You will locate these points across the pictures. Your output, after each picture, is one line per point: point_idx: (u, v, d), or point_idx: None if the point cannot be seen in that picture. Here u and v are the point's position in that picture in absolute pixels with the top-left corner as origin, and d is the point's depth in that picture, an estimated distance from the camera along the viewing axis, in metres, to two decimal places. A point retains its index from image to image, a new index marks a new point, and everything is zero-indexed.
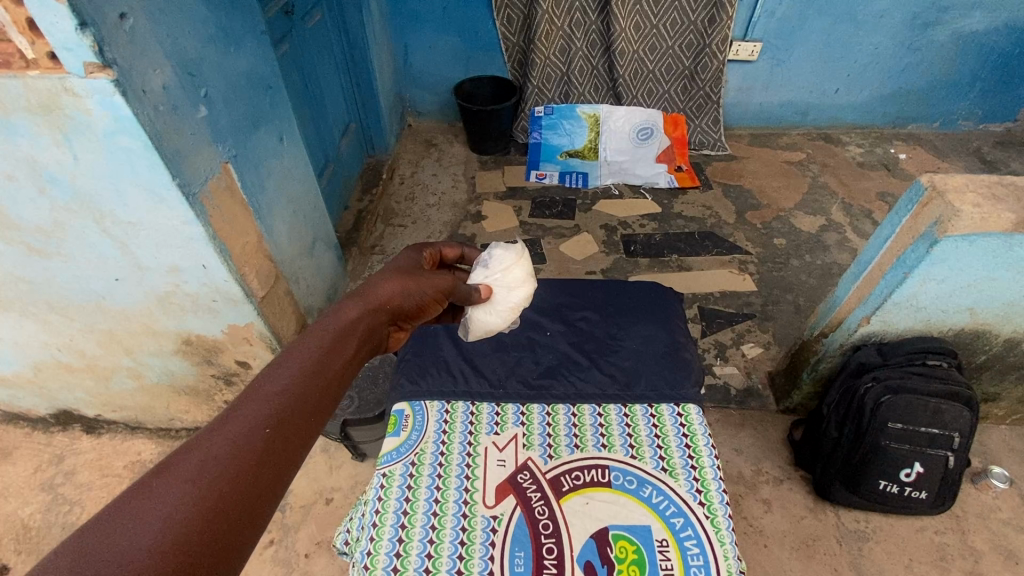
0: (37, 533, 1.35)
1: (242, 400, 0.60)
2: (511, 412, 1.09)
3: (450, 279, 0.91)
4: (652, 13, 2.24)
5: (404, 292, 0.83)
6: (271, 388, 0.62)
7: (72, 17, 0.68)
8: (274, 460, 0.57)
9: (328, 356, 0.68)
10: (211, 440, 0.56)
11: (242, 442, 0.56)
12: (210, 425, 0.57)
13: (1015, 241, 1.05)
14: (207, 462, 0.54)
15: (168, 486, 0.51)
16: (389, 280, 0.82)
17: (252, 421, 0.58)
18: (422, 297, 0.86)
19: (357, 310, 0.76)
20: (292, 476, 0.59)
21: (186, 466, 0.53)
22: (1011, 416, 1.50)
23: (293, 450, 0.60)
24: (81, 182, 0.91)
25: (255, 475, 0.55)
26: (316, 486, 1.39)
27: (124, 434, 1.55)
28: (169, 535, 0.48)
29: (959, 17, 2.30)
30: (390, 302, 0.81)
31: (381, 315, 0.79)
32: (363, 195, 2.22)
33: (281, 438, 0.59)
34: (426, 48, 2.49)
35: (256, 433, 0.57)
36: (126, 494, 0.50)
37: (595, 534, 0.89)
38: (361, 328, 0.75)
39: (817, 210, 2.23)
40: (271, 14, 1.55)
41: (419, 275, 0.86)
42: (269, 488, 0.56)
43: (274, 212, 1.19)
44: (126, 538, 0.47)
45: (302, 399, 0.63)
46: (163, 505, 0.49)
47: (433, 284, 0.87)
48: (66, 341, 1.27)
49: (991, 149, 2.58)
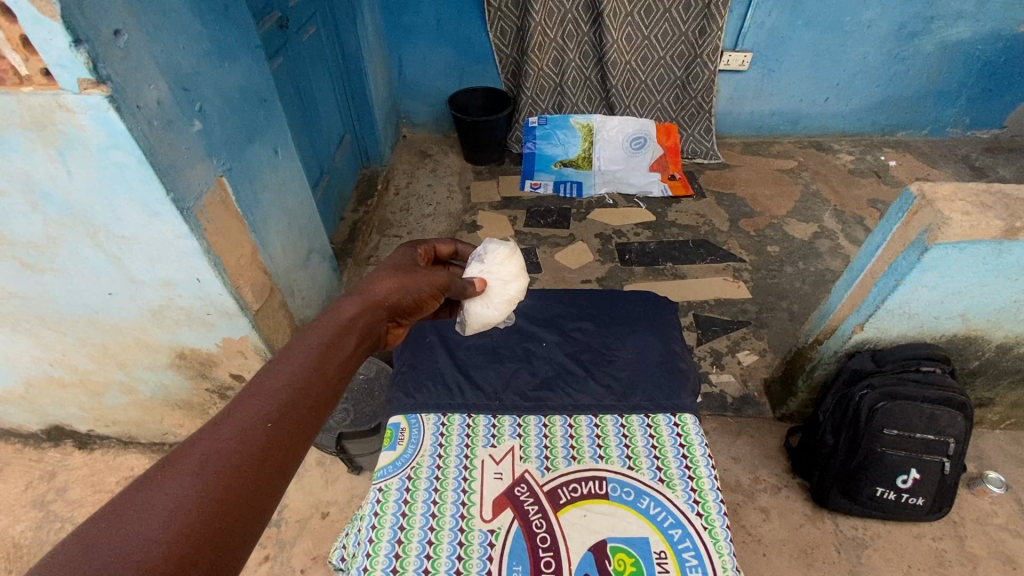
0: (28, 551, 1.33)
1: (243, 397, 0.60)
2: (508, 424, 1.09)
3: (445, 275, 0.91)
4: (643, 24, 2.26)
5: (400, 288, 0.82)
6: (271, 385, 0.61)
7: (66, 34, 0.69)
8: (276, 455, 0.57)
9: (328, 353, 0.68)
10: (213, 435, 0.55)
11: (243, 436, 0.56)
12: (211, 421, 0.57)
13: (1004, 248, 1.07)
14: (209, 457, 0.53)
15: (173, 478, 0.51)
16: (384, 278, 0.82)
17: (253, 417, 0.58)
18: (418, 293, 0.85)
19: (354, 308, 0.76)
20: (293, 472, 0.58)
21: (189, 460, 0.53)
22: (1005, 421, 1.51)
23: (295, 445, 0.59)
24: (75, 197, 0.90)
25: (257, 469, 0.55)
26: (312, 500, 1.38)
27: (117, 450, 1.54)
28: (175, 527, 0.48)
29: (944, 27, 2.34)
30: (387, 299, 0.80)
31: (380, 312, 0.79)
32: (358, 207, 2.22)
33: (282, 432, 0.58)
34: (420, 60, 2.50)
35: (257, 427, 0.57)
36: (131, 488, 0.50)
37: (594, 547, 0.89)
38: (360, 325, 0.75)
39: (809, 217, 2.25)
40: (265, 27, 1.55)
41: (414, 272, 0.86)
42: (272, 483, 0.56)
43: (269, 224, 1.18)
44: (131, 528, 0.47)
45: (302, 396, 0.62)
46: (167, 498, 0.49)
47: (428, 279, 0.87)
48: (59, 356, 1.26)
49: (979, 156, 2.62)
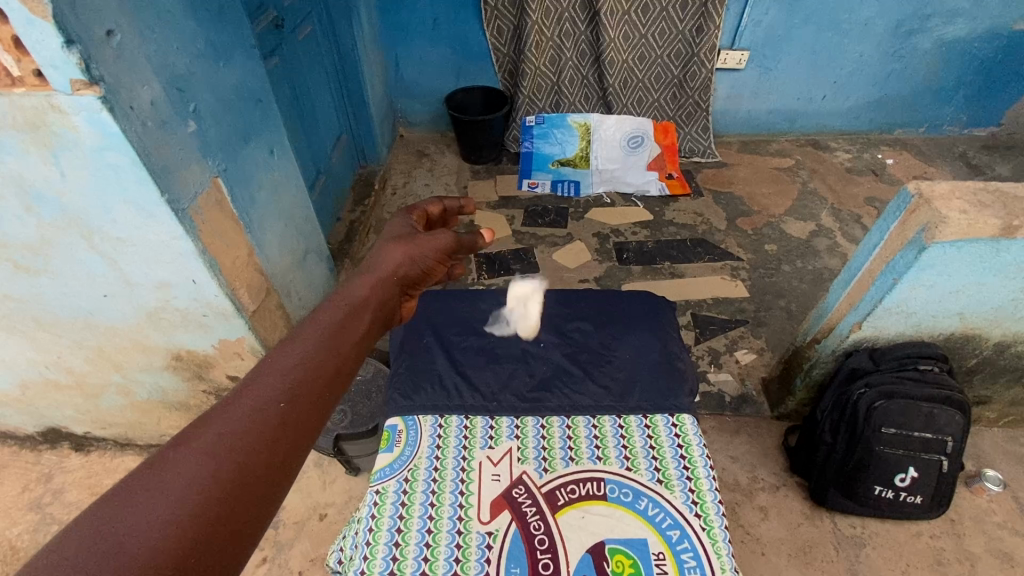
0: (24, 554, 1.32)
1: (257, 376, 0.59)
2: (506, 425, 1.08)
3: (451, 236, 0.86)
4: (641, 22, 2.26)
5: (408, 260, 0.81)
6: (283, 365, 0.61)
7: (58, 35, 0.68)
8: (290, 433, 0.56)
9: (340, 332, 0.67)
10: (227, 413, 0.55)
11: (257, 415, 0.55)
12: (225, 399, 0.56)
13: (1001, 246, 1.07)
14: (224, 434, 0.53)
15: (186, 457, 0.50)
16: (391, 251, 0.81)
17: (267, 396, 0.57)
18: (426, 262, 0.83)
19: (367, 285, 0.76)
20: (307, 450, 0.58)
21: (202, 438, 0.52)
22: (1003, 419, 1.52)
23: (309, 424, 0.58)
24: (69, 199, 0.90)
25: (271, 447, 0.54)
26: (310, 502, 1.37)
27: (114, 452, 1.53)
28: (189, 503, 0.47)
29: (941, 25, 2.34)
30: (397, 271, 0.79)
31: (391, 287, 0.78)
32: (355, 207, 2.21)
33: (295, 411, 0.57)
34: (417, 59, 2.50)
35: (270, 406, 0.56)
36: (145, 468, 0.50)
37: (592, 549, 0.88)
38: (372, 303, 0.74)
39: (807, 215, 2.25)
40: (261, 26, 1.55)
41: (418, 238, 0.84)
42: (286, 461, 0.55)
43: (265, 225, 1.18)
44: (145, 507, 0.46)
45: (315, 374, 0.61)
46: (181, 476, 0.49)
47: (435, 245, 0.84)
48: (54, 358, 1.25)
49: (977, 153, 2.62)
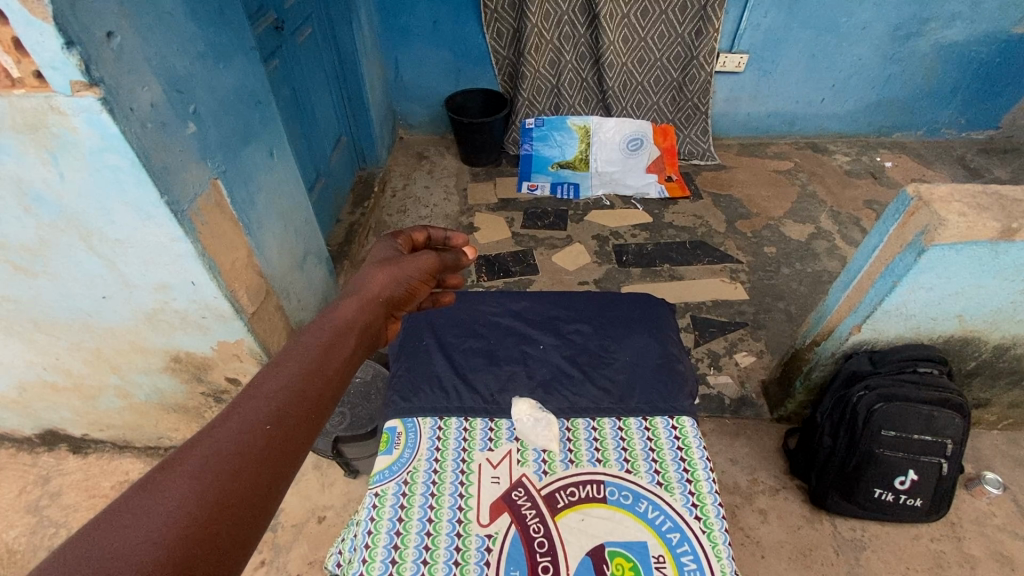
0: (21, 557, 1.32)
1: (244, 398, 0.57)
2: (505, 428, 1.08)
3: (433, 257, 0.85)
4: (640, 25, 2.26)
5: (393, 281, 0.78)
6: (271, 386, 0.59)
7: (58, 36, 0.68)
8: (275, 457, 0.54)
9: (328, 352, 0.65)
10: (213, 436, 0.53)
11: (242, 439, 0.53)
12: (211, 421, 0.55)
13: (1000, 250, 1.07)
14: (211, 458, 0.51)
15: (171, 481, 0.49)
16: (374, 274, 0.77)
17: (253, 417, 0.55)
18: (410, 282, 0.81)
19: (354, 307, 0.72)
20: (294, 474, 0.56)
21: (189, 461, 0.51)
22: (1002, 421, 1.52)
23: (296, 446, 0.56)
24: (68, 200, 0.90)
25: (257, 470, 0.52)
26: (308, 505, 1.37)
27: (112, 454, 1.52)
28: (174, 529, 0.46)
29: (939, 28, 2.35)
30: (383, 292, 0.76)
31: (378, 309, 0.74)
32: (355, 209, 2.21)
33: (282, 433, 0.56)
34: (416, 62, 2.50)
35: (256, 428, 0.54)
36: (129, 492, 0.48)
37: (591, 551, 0.88)
38: (360, 324, 0.71)
39: (806, 218, 2.26)
40: (260, 29, 1.55)
41: (402, 260, 0.81)
42: (272, 485, 0.53)
43: (264, 227, 1.17)
44: (128, 533, 0.45)
45: (303, 396, 0.59)
46: (167, 501, 0.47)
47: (418, 266, 0.82)
48: (52, 360, 1.25)
49: (975, 156, 2.63)
